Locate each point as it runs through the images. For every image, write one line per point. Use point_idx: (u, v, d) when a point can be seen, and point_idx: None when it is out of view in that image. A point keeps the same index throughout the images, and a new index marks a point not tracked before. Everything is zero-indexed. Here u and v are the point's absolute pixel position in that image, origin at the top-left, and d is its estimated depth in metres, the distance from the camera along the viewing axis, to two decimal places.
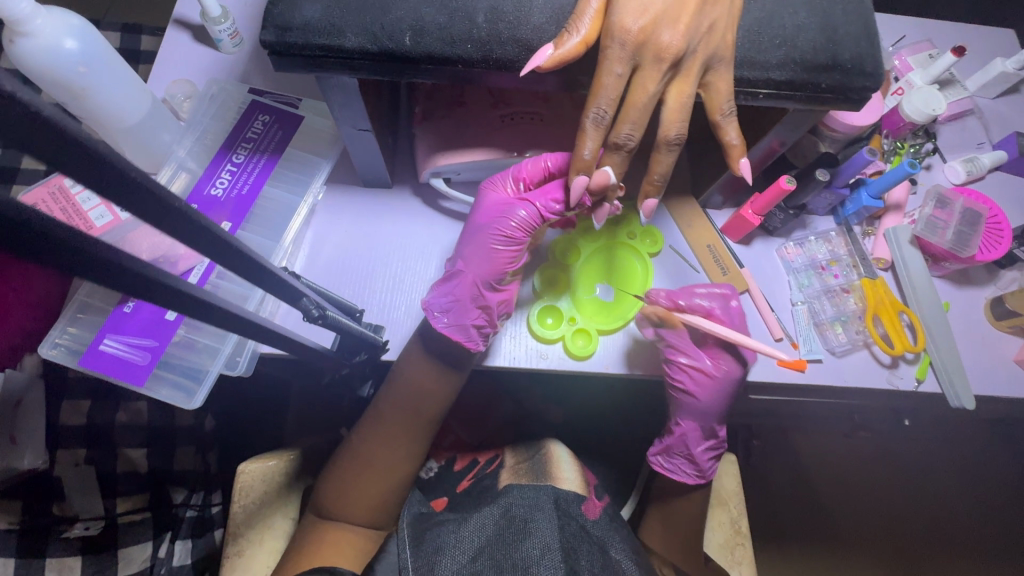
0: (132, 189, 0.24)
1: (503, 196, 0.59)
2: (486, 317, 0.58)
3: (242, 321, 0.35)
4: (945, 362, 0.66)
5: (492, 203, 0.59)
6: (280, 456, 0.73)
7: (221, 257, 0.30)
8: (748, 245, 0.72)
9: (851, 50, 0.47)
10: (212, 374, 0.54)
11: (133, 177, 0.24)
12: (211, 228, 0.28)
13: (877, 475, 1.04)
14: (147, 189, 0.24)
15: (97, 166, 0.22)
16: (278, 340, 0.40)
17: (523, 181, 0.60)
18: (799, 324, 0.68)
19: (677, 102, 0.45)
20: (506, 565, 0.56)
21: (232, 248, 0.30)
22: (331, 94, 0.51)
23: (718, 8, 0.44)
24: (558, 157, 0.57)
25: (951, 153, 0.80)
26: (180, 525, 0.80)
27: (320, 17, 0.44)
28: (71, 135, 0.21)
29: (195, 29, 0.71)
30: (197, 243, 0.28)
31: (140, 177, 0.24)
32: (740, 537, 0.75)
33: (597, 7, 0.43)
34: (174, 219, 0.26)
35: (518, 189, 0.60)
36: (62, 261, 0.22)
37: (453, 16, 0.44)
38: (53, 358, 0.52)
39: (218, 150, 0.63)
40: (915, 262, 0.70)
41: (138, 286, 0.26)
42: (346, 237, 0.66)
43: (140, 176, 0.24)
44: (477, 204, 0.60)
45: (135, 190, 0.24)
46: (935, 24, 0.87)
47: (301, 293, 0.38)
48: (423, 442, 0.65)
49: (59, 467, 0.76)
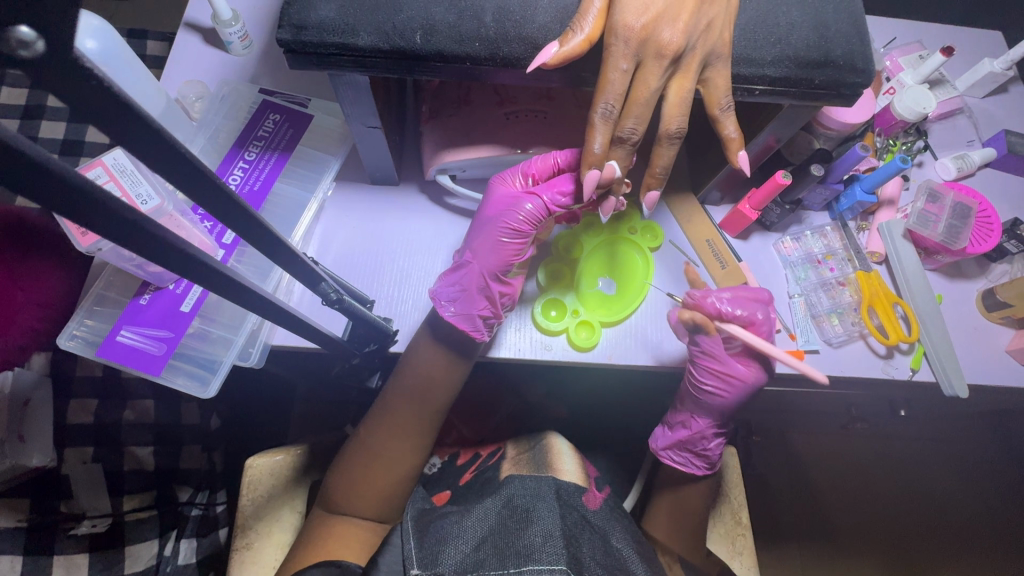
0: (175, 165, 0.25)
1: (512, 190, 0.60)
2: (491, 308, 0.59)
3: (257, 299, 0.36)
4: (938, 352, 0.68)
5: (500, 196, 0.60)
6: (287, 451, 0.75)
7: (252, 237, 0.31)
8: (745, 240, 0.74)
9: (843, 48, 0.49)
10: (226, 364, 0.55)
11: (181, 154, 0.24)
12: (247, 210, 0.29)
13: (875, 469, 1.06)
14: (191, 166, 0.25)
15: (150, 139, 0.23)
16: (290, 322, 0.41)
17: (532, 175, 0.61)
18: (796, 316, 0.69)
19: (678, 96, 0.47)
20: (509, 553, 0.56)
21: (264, 231, 0.31)
22: (342, 91, 0.53)
23: (716, 7, 0.46)
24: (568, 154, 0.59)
25: (942, 151, 0.83)
26: (185, 524, 0.83)
27: (334, 17, 0.45)
28: None
29: (205, 32, 0.73)
30: (228, 221, 0.29)
31: (186, 153, 0.25)
32: (741, 527, 0.77)
33: (601, 7, 0.45)
34: (215, 197, 0.27)
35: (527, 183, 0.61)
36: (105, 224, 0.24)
37: (461, 15, 0.46)
38: (70, 349, 0.53)
39: (230, 148, 0.65)
40: (908, 256, 0.72)
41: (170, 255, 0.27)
42: (355, 233, 0.68)
43: (187, 152, 0.25)
44: (486, 196, 0.61)
45: (180, 166, 0.25)
46: (925, 26, 0.89)
47: (320, 278, 0.39)
48: (429, 435, 0.67)
49: (66, 465, 0.76)
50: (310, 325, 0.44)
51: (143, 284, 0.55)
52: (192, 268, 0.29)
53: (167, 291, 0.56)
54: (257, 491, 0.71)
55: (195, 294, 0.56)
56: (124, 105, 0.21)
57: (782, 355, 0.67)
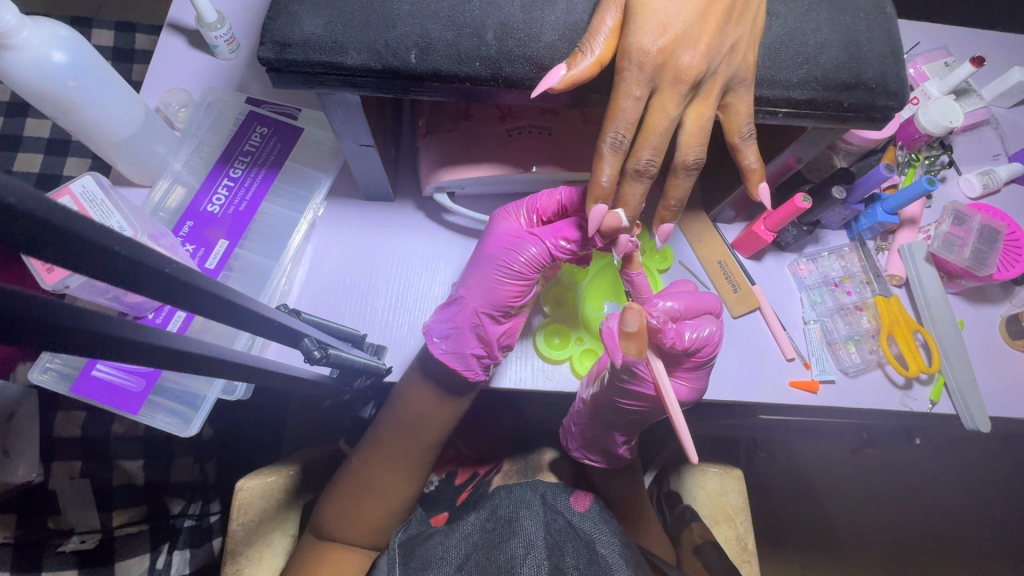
0: (116, 263, 0.22)
1: (515, 228, 0.57)
2: (485, 347, 0.57)
3: (218, 363, 0.32)
4: (960, 383, 0.64)
5: (501, 234, 0.57)
6: (280, 471, 0.67)
7: (216, 312, 0.29)
8: (758, 260, 0.70)
9: (875, 69, 0.45)
10: (209, 400, 0.53)
11: (116, 251, 0.22)
12: (203, 289, 0.27)
13: (889, 489, 1.01)
14: (133, 261, 0.23)
15: (76, 244, 0.21)
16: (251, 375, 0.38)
17: (538, 214, 0.58)
18: (811, 343, 0.66)
19: (696, 124, 0.43)
20: (491, 569, 0.54)
21: (227, 304, 0.29)
22: (331, 109, 0.49)
23: (740, 27, 0.42)
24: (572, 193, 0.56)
25: (965, 165, 0.79)
26: (178, 535, 0.76)
27: (321, 33, 0.41)
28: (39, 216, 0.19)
29: (190, 34, 0.68)
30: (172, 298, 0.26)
31: (124, 250, 0.22)
32: (746, 554, 0.73)
33: (613, 25, 0.41)
34: (168, 285, 0.25)
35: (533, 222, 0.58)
36: (46, 338, 0.22)
37: (460, 31, 0.42)
38: (41, 383, 0.50)
39: (214, 164, 0.62)
40: (930, 280, 0.68)
41: (125, 351, 0.25)
42: (347, 252, 0.64)
43: (122, 248, 0.22)
44: (488, 232, 0.58)
45: (117, 261, 0.22)
46: (951, 31, 0.85)
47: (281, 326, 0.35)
48: (424, 464, 0.64)
49: (53, 480, 0.72)
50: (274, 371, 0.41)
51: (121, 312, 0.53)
52: (152, 358, 0.27)
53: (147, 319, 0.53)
54: (248, 515, 0.64)
55: (177, 321, 0.54)
56: (28, 215, 0.19)
57: (796, 385, 0.64)
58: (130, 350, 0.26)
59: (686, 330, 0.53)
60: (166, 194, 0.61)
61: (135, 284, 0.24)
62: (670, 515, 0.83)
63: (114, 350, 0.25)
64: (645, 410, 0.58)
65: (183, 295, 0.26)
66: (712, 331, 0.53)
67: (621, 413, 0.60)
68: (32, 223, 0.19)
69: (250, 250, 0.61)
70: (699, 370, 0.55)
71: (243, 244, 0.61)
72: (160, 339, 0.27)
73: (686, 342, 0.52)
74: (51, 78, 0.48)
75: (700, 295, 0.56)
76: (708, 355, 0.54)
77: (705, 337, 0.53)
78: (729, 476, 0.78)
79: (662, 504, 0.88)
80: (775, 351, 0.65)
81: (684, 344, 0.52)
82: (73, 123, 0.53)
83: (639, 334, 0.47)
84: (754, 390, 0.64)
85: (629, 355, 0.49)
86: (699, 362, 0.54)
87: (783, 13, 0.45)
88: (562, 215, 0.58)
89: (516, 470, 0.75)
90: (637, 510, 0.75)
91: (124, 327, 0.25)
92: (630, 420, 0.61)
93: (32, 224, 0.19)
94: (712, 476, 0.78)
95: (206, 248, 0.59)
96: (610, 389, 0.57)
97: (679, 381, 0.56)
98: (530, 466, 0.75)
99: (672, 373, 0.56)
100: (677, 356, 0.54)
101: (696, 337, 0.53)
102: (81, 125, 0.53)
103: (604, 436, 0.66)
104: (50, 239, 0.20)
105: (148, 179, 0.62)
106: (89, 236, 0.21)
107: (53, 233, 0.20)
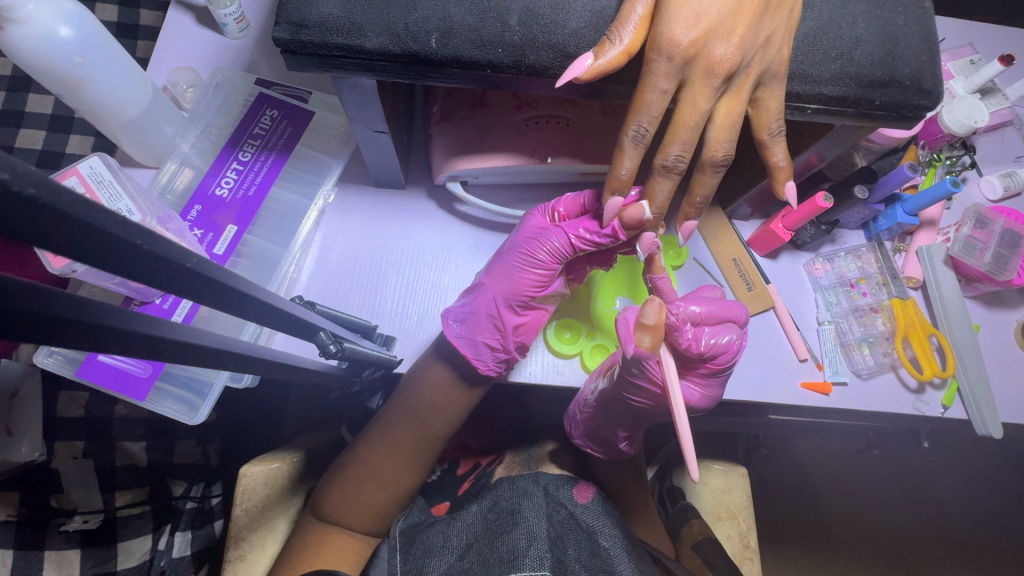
0: (135, 257, 0.22)
1: (541, 221, 0.56)
2: (499, 339, 0.56)
3: (228, 353, 0.32)
4: (974, 389, 0.63)
5: (528, 226, 0.57)
6: (284, 458, 0.65)
7: (235, 306, 0.29)
8: (774, 259, 0.69)
9: (911, 67, 0.44)
10: (217, 388, 0.53)
11: (139, 247, 0.21)
12: (220, 283, 0.27)
13: (887, 488, 1.01)
14: (154, 256, 0.22)
15: (99, 241, 0.20)
16: (259, 366, 0.37)
17: (564, 211, 0.57)
18: (824, 344, 0.65)
19: (726, 120, 0.43)
20: (493, 560, 0.53)
21: (245, 297, 0.29)
22: (346, 94, 0.47)
23: (777, 19, 0.41)
24: (595, 194, 0.55)
25: (987, 166, 0.77)
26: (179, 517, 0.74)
27: (338, 14, 0.40)
28: (48, 206, 0.18)
29: (198, 11, 0.66)
30: (186, 289, 0.25)
31: (145, 245, 0.22)
32: (750, 551, 0.72)
33: (644, 14, 0.40)
34: (189, 281, 0.25)
35: (558, 218, 0.57)
36: (62, 332, 0.22)
37: (484, 16, 0.40)
38: (46, 368, 0.50)
39: (223, 146, 0.61)
40: (949, 283, 0.67)
41: (139, 345, 0.25)
42: (357, 240, 0.63)
43: (144, 244, 0.22)
44: (517, 226, 0.58)
45: (135, 257, 0.22)
46: (979, 28, 0.82)
47: (288, 314, 0.34)
48: (427, 457, 0.63)
49: (56, 459, 0.70)
50: (279, 361, 0.40)
51: (128, 297, 0.52)
52: (162, 351, 0.27)
53: (154, 305, 0.53)
54: (252, 502, 0.62)
55: (185, 307, 0.54)
56: (44, 205, 0.18)
57: (808, 387, 0.63)
58: (139, 344, 0.25)
59: (705, 334, 0.52)
60: (174, 176, 0.60)
61: (157, 280, 0.23)
62: (672, 510, 0.82)
63: (128, 344, 0.25)
64: (651, 407, 0.56)
65: (201, 289, 0.26)
66: (733, 339, 0.52)
67: (626, 408, 0.57)
68: (51, 217, 0.18)
69: (258, 236, 0.60)
70: (715, 378, 0.54)
71: (253, 230, 0.60)
72: (171, 333, 0.27)
73: (703, 347, 0.51)
74: (58, 55, 0.46)
75: (727, 303, 0.54)
76: (727, 363, 0.53)
77: (723, 345, 0.51)
78: (735, 475, 0.76)
79: (664, 498, 0.87)
80: (787, 351, 0.64)
81: (700, 349, 0.51)
82: (80, 103, 0.52)
83: (656, 327, 0.46)
84: (765, 391, 0.63)
85: (641, 349, 0.47)
86: (715, 369, 0.53)
87: (818, 5, 0.44)
88: (585, 214, 0.57)
89: (517, 461, 0.73)
90: (639, 505, 0.74)
91: (135, 320, 0.25)
92: (636, 416, 0.58)
93: (53, 218, 0.18)
94: (717, 474, 0.76)
95: (214, 234, 0.58)
96: (620, 382, 0.53)
97: (691, 385, 0.55)
98: (532, 456, 0.73)
99: (685, 376, 0.55)
100: (692, 360, 0.53)
101: (713, 343, 0.51)
102: (87, 103, 0.51)
103: (605, 430, 0.63)
104: (73, 237, 0.19)
105: (154, 160, 0.61)
106: (111, 232, 0.20)
107: (75, 231, 0.19)
